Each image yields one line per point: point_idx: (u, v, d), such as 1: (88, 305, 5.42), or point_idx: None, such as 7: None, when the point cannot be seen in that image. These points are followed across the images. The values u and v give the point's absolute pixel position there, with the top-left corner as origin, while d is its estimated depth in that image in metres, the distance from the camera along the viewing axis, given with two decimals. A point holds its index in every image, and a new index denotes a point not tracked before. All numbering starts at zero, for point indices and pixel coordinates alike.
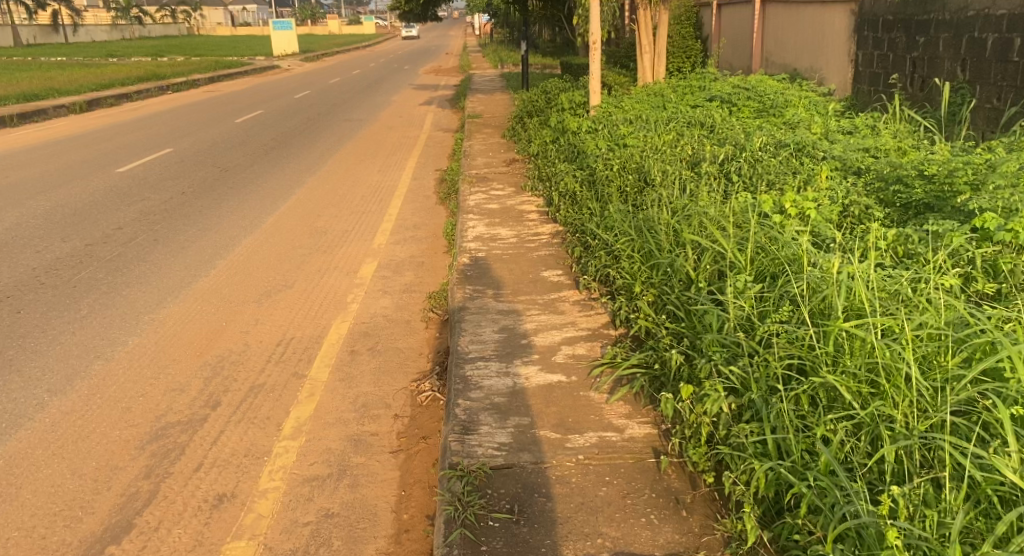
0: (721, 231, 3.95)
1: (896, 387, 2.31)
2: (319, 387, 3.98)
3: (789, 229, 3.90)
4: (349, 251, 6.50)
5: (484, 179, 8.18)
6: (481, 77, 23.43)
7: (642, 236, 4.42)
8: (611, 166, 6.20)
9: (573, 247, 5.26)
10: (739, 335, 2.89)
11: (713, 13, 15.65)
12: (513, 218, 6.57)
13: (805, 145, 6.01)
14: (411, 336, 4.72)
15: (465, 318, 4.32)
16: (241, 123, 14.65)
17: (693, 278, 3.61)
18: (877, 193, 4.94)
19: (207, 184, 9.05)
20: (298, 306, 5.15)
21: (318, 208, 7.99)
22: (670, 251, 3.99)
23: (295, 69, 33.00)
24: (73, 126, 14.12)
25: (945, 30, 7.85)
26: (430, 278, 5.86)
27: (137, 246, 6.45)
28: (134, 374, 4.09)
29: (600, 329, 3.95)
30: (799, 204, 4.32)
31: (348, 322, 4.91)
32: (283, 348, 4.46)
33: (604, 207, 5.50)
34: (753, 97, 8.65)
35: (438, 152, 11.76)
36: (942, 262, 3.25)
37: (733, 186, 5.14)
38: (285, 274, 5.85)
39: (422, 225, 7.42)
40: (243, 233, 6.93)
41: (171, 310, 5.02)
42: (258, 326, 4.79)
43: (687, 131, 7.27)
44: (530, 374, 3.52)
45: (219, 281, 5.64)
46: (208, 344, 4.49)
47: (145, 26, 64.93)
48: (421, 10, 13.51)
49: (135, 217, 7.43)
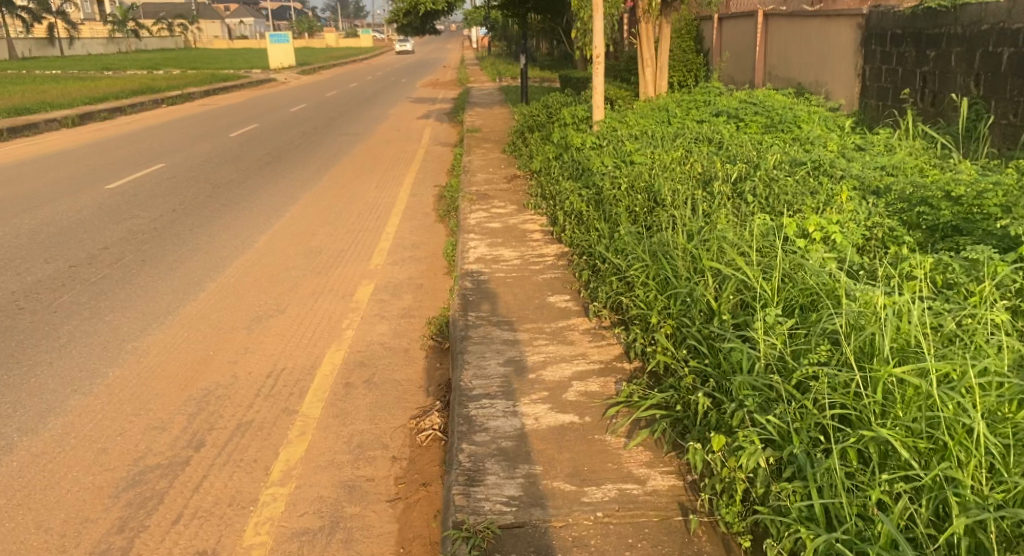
0: (742, 258, 3.71)
1: (961, 445, 2.07)
2: (311, 425, 3.70)
3: (816, 256, 3.66)
4: (345, 272, 6.24)
5: (484, 196, 7.94)
6: (480, 90, 23.29)
7: (656, 261, 4.17)
8: (619, 185, 5.96)
9: (580, 271, 5.01)
10: (773, 377, 2.63)
11: (715, 27, 15.49)
12: (515, 238, 6.31)
13: (821, 163, 5.78)
14: (409, 366, 4.44)
15: (468, 348, 4.05)
16: (236, 138, 14.41)
17: (716, 310, 3.36)
18: (901, 214, 4.71)
19: (199, 201, 8.78)
20: (291, 333, 4.88)
21: (313, 226, 7.72)
22: (688, 278, 3.74)
23: (292, 82, 32.82)
24: (65, 141, 13.85)
25: (957, 44, 7.65)
26: (429, 302, 5.59)
27: (123, 268, 6.18)
28: (111, 410, 3.79)
29: (613, 362, 3.68)
30: (824, 228, 4.09)
31: (343, 350, 4.64)
32: (273, 380, 4.18)
33: (613, 228, 5.26)
34: (761, 112, 8.43)
35: (437, 167, 11.52)
36: (989, 295, 3.02)
37: (749, 207, 4.91)
38: (277, 298, 5.57)
39: (421, 244, 7.16)
40: (235, 254, 6.67)
41: (156, 338, 4.74)
42: (247, 356, 4.51)
43: (695, 148, 7.05)
44: (539, 413, 3.25)
45: (208, 306, 5.36)
46: (193, 377, 4.21)
47: (143, 41, 64.99)
48: (420, 24, 13.33)
49: (123, 236, 7.15)
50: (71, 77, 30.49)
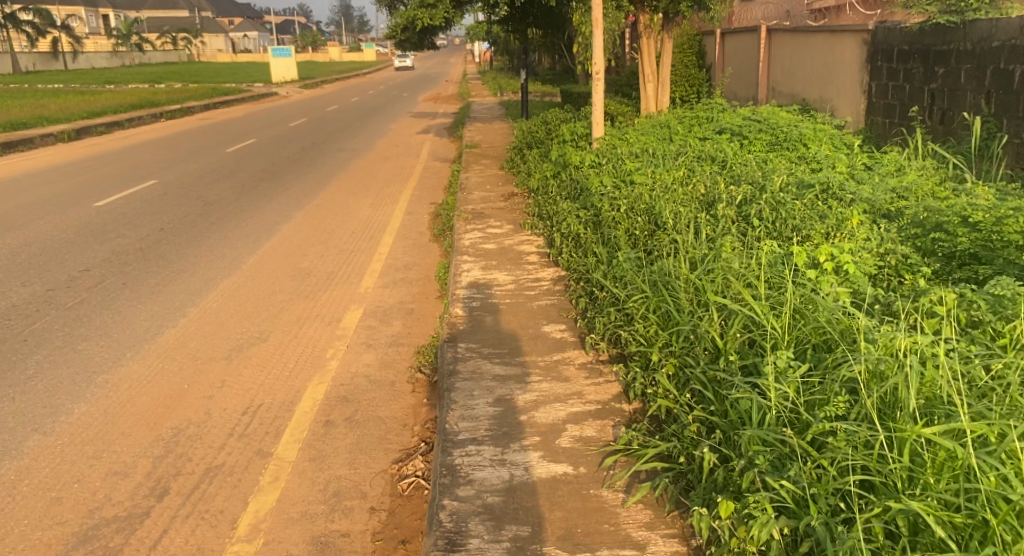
0: (750, 291, 3.45)
1: (1006, 524, 1.80)
2: (285, 470, 3.43)
3: (827, 290, 3.41)
4: (333, 296, 5.98)
5: (480, 215, 7.70)
6: (481, 105, 23.12)
7: (657, 292, 3.91)
8: (619, 206, 5.71)
9: (577, 298, 4.76)
10: (786, 431, 2.36)
11: (718, 42, 15.31)
12: (510, 260, 6.05)
13: (830, 184, 5.51)
14: (394, 402, 4.17)
15: (455, 384, 3.78)
16: (232, 153, 14.22)
17: (721, 350, 3.10)
18: (915, 239, 4.47)
19: (188, 219, 8.56)
20: (272, 364, 4.62)
21: (303, 247, 7.48)
22: (691, 313, 3.49)
23: (293, 96, 32.70)
24: (58, 156, 13.66)
25: (967, 61, 7.43)
26: (419, 329, 5.32)
27: (102, 292, 5.94)
28: (71, 452, 3.54)
29: (611, 403, 3.42)
30: (836, 258, 3.84)
31: (325, 383, 4.37)
32: (248, 418, 3.92)
33: (612, 253, 5.00)
34: (766, 129, 8.20)
35: (434, 184, 11.29)
36: (1021, 338, 2.76)
37: (754, 233, 4.67)
38: (260, 324, 5.31)
39: (414, 265, 6.91)
40: (220, 276, 6.43)
41: (129, 370, 4.49)
42: (224, 389, 4.25)
43: (698, 167, 6.82)
44: (530, 462, 2.98)
45: (187, 333, 5.11)
46: (165, 413, 3.95)
47: (145, 54, 65.14)
48: (418, 39, 13.11)
49: (106, 257, 6.92)
50: (71, 91, 30.46)
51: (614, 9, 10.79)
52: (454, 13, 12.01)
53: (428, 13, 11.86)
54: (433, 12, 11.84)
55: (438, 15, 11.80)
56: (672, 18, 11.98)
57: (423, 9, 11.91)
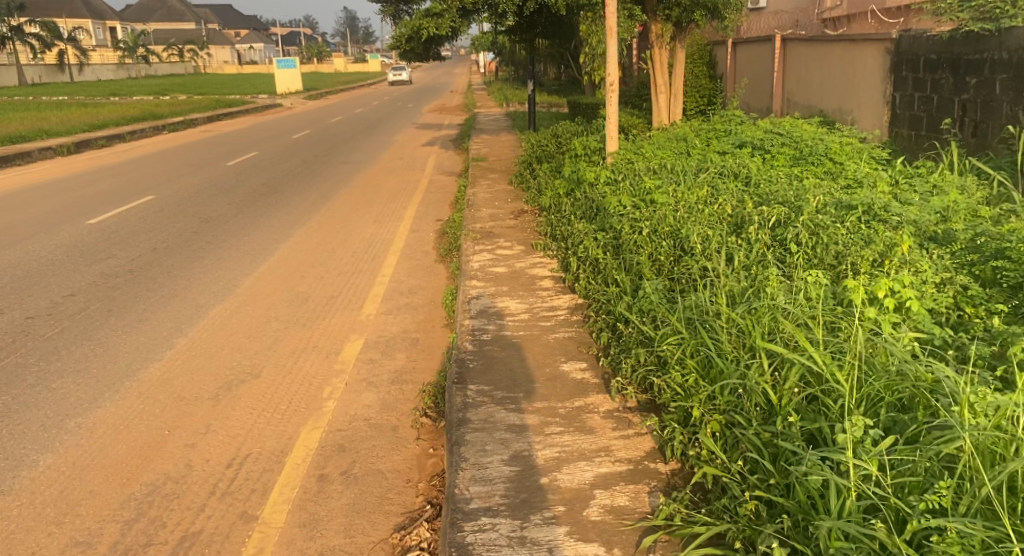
0: (805, 334, 3.04)
1: None
2: (270, 539, 3.00)
3: (892, 335, 3.02)
4: (332, 324, 5.56)
5: (489, 234, 7.30)
6: (487, 116, 22.78)
7: (694, 332, 3.48)
8: (640, 229, 5.29)
9: (599, 331, 4.32)
10: (877, 523, 1.94)
11: (730, 52, 14.94)
12: (522, 286, 5.62)
13: (872, 205, 5.10)
14: (396, 451, 3.72)
15: (465, 436, 3.33)
16: (233, 167, 13.85)
17: (776, 408, 2.69)
18: (973, 269, 4.08)
19: (183, 238, 8.17)
20: (262, 405, 4.19)
21: (301, 268, 7.05)
22: (737, 360, 3.06)
23: (297, 108, 32.43)
24: (56, 170, 13.32)
25: (1002, 70, 7.01)
26: (425, 363, 4.88)
27: (85, 320, 5.54)
28: (30, 516, 3.12)
29: (644, 463, 2.98)
30: (896, 293, 3.43)
31: (321, 428, 3.94)
32: (233, 472, 3.48)
33: (635, 282, 4.59)
34: (789, 143, 7.79)
35: (439, 199, 10.89)
36: None
37: (794, 261, 4.27)
38: (252, 357, 4.89)
39: (419, 289, 6.49)
40: (212, 302, 6.01)
41: (106, 411, 4.06)
42: (208, 437, 3.81)
43: (721, 184, 6.40)
44: (554, 542, 2.53)
45: (172, 369, 4.68)
46: (140, 465, 3.51)
47: (151, 65, 65.16)
48: (423, 50, 12.72)
49: (93, 281, 6.52)
50: (75, 103, 30.33)
51: (626, 18, 10.38)
52: (461, 22, 11.63)
53: (434, 23, 11.50)
54: (438, 22, 11.47)
55: (443, 25, 11.42)
56: (685, 27, 11.60)
57: (428, 18, 11.55)
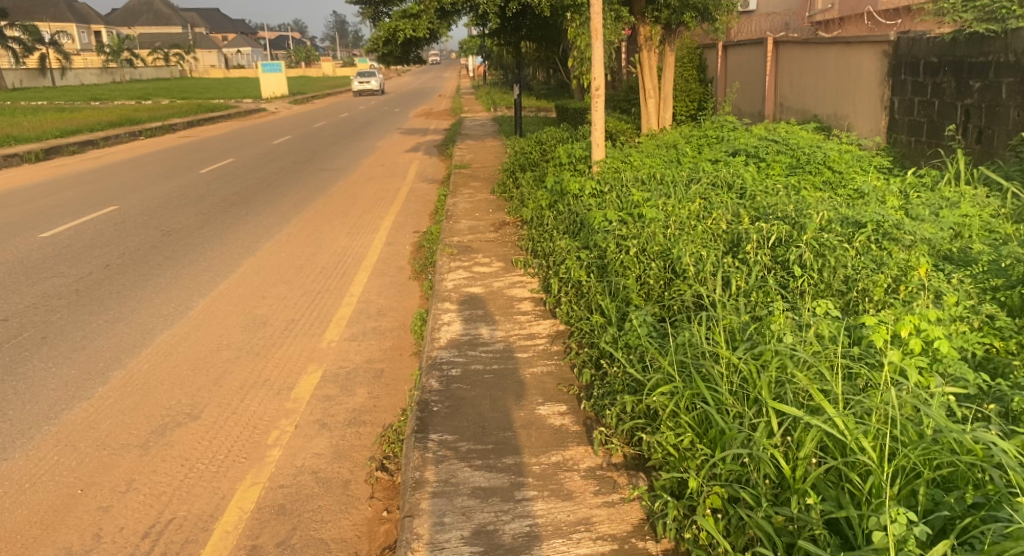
0: (819, 388, 2.56)
1: None
2: None
3: (924, 387, 2.54)
4: (288, 353, 5.03)
5: (467, 249, 6.81)
6: (474, 120, 22.28)
7: (687, 377, 3.00)
8: (627, 248, 4.79)
9: (581, 367, 3.83)
10: None
11: (721, 55, 14.49)
12: (498, 310, 5.11)
13: (883, 222, 4.64)
14: (345, 514, 3.21)
15: (421, 504, 2.82)
16: (206, 174, 13.29)
17: (791, 483, 2.22)
18: (1001, 295, 3.61)
19: (140, 253, 7.62)
20: (196, 454, 3.67)
21: (263, 288, 6.53)
22: (740, 419, 2.59)
23: (282, 112, 31.80)
24: (19, 179, 12.71)
25: (1009, 73, 6.57)
26: (388, 400, 4.36)
27: (15, 349, 5.02)
28: None
29: (631, 541, 2.49)
30: (923, 331, 2.96)
31: (260, 484, 3.42)
32: (148, 544, 2.98)
33: (621, 311, 4.11)
34: (785, 150, 7.34)
35: (419, 208, 10.39)
36: None
37: (797, 288, 3.81)
38: (195, 394, 4.36)
39: (388, 311, 5.98)
40: (160, 327, 5.48)
41: (13, 465, 3.54)
42: (129, 495, 3.31)
43: (714, 197, 5.94)
44: None
45: (100, 409, 4.15)
46: (37, 538, 3.01)
47: (136, 69, 64.31)
48: (401, 54, 12.22)
49: (33, 303, 5.99)
50: (51, 107, 29.68)
51: (613, 20, 9.91)
52: (440, 24, 11.13)
53: (412, 24, 11.00)
54: (416, 23, 10.98)
55: (421, 27, 10.93)
56: (674, 30, 11.16)
57: (406, 19, 11.06)
